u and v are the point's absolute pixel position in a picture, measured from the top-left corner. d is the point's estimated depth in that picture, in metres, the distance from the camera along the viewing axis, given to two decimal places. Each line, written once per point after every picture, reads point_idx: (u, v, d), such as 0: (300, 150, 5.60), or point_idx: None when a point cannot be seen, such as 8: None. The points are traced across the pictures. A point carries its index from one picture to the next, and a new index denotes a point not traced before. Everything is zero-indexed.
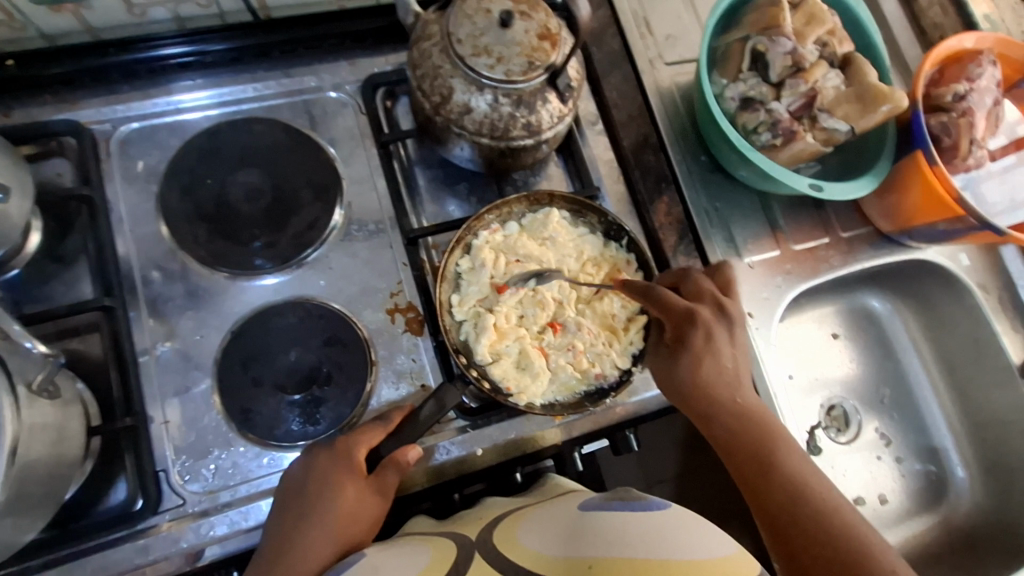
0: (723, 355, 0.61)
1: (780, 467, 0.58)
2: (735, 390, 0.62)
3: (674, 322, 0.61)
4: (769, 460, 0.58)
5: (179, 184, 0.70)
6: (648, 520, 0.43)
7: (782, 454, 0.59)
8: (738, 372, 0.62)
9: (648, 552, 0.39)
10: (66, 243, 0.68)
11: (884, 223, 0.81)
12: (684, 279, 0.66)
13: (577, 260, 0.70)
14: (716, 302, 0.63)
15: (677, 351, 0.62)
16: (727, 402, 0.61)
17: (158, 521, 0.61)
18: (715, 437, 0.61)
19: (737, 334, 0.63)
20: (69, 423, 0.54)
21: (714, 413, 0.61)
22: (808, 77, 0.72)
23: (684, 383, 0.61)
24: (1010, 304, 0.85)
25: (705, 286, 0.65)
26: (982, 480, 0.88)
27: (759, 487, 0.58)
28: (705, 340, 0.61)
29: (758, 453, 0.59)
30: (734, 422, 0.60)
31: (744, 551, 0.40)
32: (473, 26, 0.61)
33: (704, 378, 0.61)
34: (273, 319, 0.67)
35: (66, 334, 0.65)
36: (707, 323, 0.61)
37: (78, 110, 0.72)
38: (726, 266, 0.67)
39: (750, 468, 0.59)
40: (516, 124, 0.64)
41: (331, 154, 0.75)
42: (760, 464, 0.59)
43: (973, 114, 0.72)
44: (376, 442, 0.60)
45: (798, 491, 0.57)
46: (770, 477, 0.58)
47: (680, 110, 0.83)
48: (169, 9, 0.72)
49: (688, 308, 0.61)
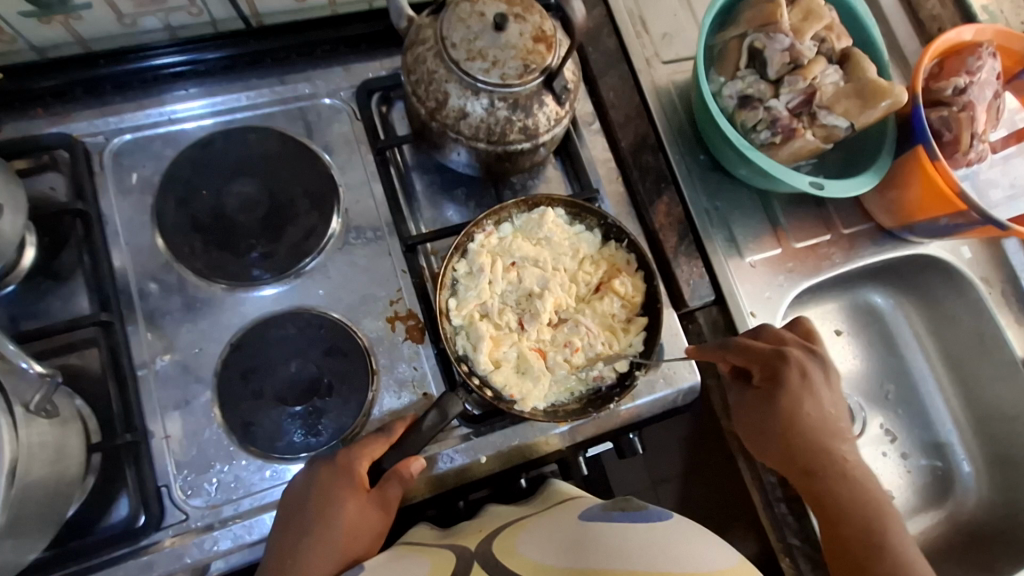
0: (824, 400, 0.62)
1: (885, 530, 0.58)
2: (837, 442, 0.62)
3: (763, 363, 0.62)
4: (874, 521, 0.59)
5: (174, 195, 0.69)
6: (649, 532, 0.42)
7: (891, 522, 0.59)
8: (838, 418, 0.63)
9: (648, 563, 0.39)
10: (60, 258, 0.67)
11: (886, 219, 0.80)
12: (761, 328, 0.66)
13: (573, 256, 0.69)
14: (803, 346, 0.65)
15: (773, 392, 0.62)
16: (833, 459, 0.61)
17: (160, 537, 0.60)
18: (815, 496, 0.61)
19: (830, 374, 0.64)
20: (68, 441, 0.54)
21: (824, 469, 0.61)
22: (807, 74, 0.71)
23: (778, 426, 0.62)
24: (1013, 296, 0.84)
25: (784, 332, 0.66)
26: (987, 474, 0.88)
27: (862, 547, 0.58)
28: (802, 381, 0.61)
29: (862, 512, 0.59)
30: (841, 480, 0.60)
31: (744, 562, 0.40)
32: (467, 30, 0.60)
33: (810, 424, 0.61)
34: (272, 330, 0.67)
35: (63, 350, 0.64)
36: (800, 364, 0.62)
37: (70, 123, 0.71)
38: (801, 319, 0.69)
39: (854, 532, 0.58)
40: (513, 127, 0.63)
41: (326, 162, 0.74)
42: (862, 534, 0.58)
43: (974, 108, 0.72)
44: (378, 454, 0.59)
45: (900, 552, 0.57)
46: (880, 540, 0.58)
47: (678, 109, 0.82)
48: (160, 19, 0.71)
49: (777, 350, 0.62)
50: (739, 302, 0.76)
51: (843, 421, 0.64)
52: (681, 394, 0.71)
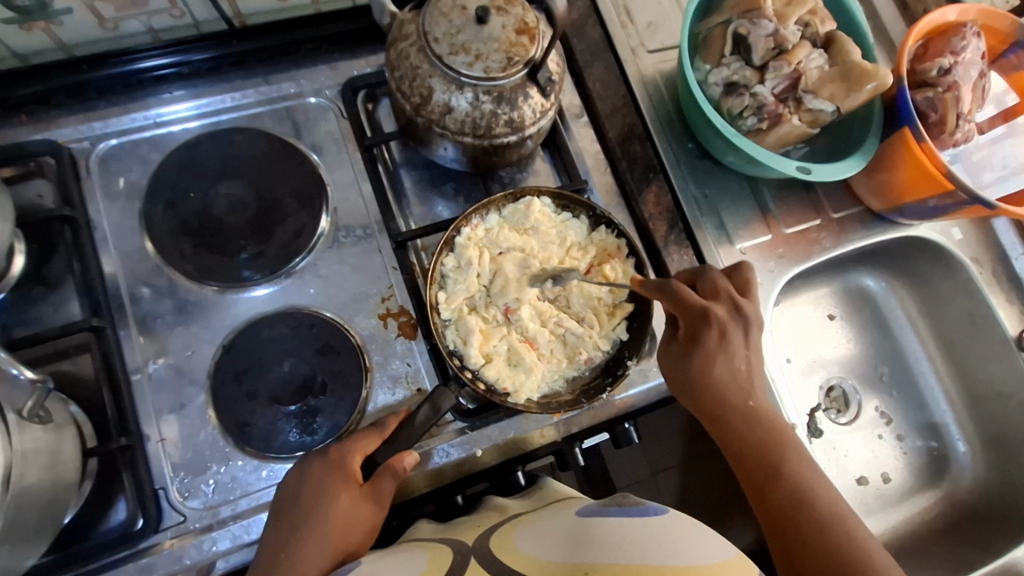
0: (737, 356, 0.63)
1: (783, 465, 0.60)
2: (746, 392, 0.63)
3: (689, 318, 0.63)
4: (770, 461, 0.60)
5: (162, 199, 0.69)
6: (646, 528, 0.43)
7: (790, 458, 0.60)
8: (751, 370, 0.63)
9: (644, 559, 0.39)
10: (51, 265, 0.67)
11: (875, 201, 0.80)
12: (699, 278, 0.66)
13: (560, 245, 0.70)
14: (732, 301, 0.64)
15: (690, 349, 0.63)
16: (735, 406, 0.62)
17: (160, 539, 0.61)
18: (722, 438, 0.63)
19: (751, 327, 0.64)
20: (63, 447, 0.54)
21: (730, 417, 0.62)
22: (791, 59, 0.71)
23: (701, 381, 0.63)
24: (1003, 276, 0.85)
25: (721, 284, 0.65)
26: (982, 453, 0.89)
27: (761, 489, 0.59)
28: (720, 340, 0.62)
29: (761, 452, 0.61)
30: (744, 424, 0.62)
31: (743, 556, 0.40)
32: (449, 24, 0.60)
33: (718, 377, 0.62)
34: (265, 330, 0.67)
35: (56, 357, 0.64)
36: (722, 322, 0.62)
37: (55, 130, 0.71)
38: (742, 267, 0.67)
39: (753, 471, 0.60)
40: (498, 121, 0.63)
41: (314, 161, 0.74)
42: (764, 467, 0.60)
43: (959, 88, 0.72)
44: (370, 449, 0.60)
45: (800, 488, 0.58)
46: (774, 477, 0.59)
47: (664, 98, 0.82)
48: (143, 22, 0.71)
49: (705, 308, 0.62)
50: None
51: (757, 371, 0.64)
52: None
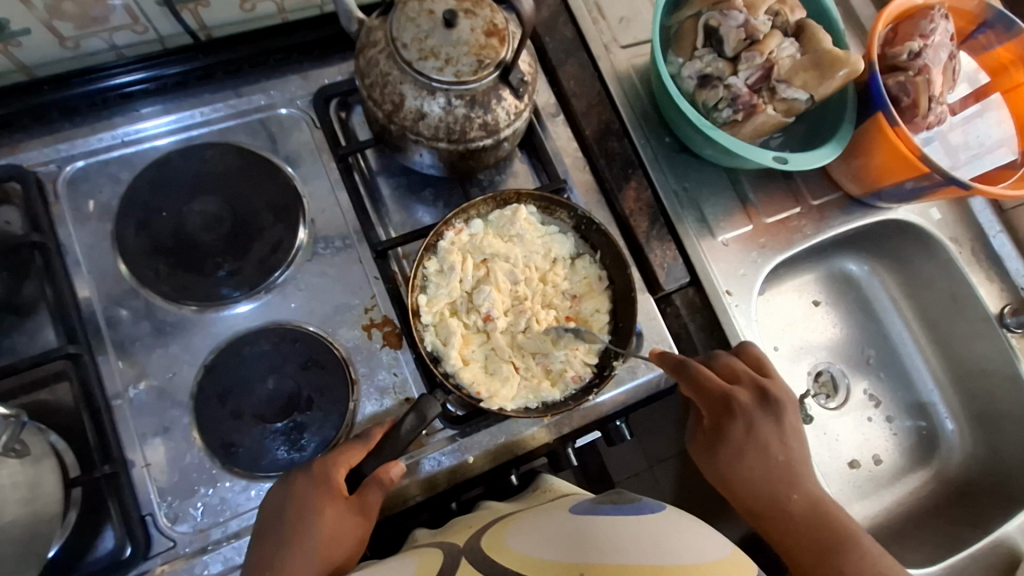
0: (770, 445, 0.62)
1: (844, 570, 0.57)
2: (788, 485, 0.62)
3: (711, 407, 0.63)
4: (832, 558, 0.58)
5: (134, 219, 0.68)
6: (642, 527, 0.42)
7: (852, 559, 0.58)
8: (790, 458, 0.62)
9: (641, 557, 0.39)
10: (22, 292, 0.65)
11: (853, 187, 0.81)
12: (715, 359, 0.66)
13: (544, 258, 0.69)
14: (755, 383, 0.64)
15: (715, 443, 0.63)
16: (783, 504, 0.61)
17: (150, 566, 0.60)
18: (771, 537, 0.62)
19: (784, 422, 0.63)
20: (42, 480, 0.53)
21: (770, 515, 0.61)
22: (763, 49, 0.71)
23: (725, 477, 0.63)
24: (982, 254, 0.86)
25: (739, 366, 0.65)
26: (971, 431, 0.89)
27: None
28: (746, 434, 0.62)
29: (821, 551, 0.59)
30: (786, 522, 0.61)
31: (740, 553, 0.40)
32: (417, 29, 0.59)
33: (754, 471, 0.62)
34: (246, 347, 0.66)
35: (33, 386, 0.63)
36: (745, 412, 0.62)
37: (20, 154, 0.69)
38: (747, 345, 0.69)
39: (812, 565, 0.59)
40: (472, 124, 0.62)
41: (289, 173, 0.73)
42: (824, 564, 0.58)
43: (929, 71, 0.72)
44: (356, 461, 0.59)
45: None
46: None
47: (640, 92, 0.82)
48: (105, 39, 0.70)
49: (725, 395, 0.62)
50: (714, 282, 0.76)
51: (797, 458, 0.63)
52: (663, 377, 0.71)
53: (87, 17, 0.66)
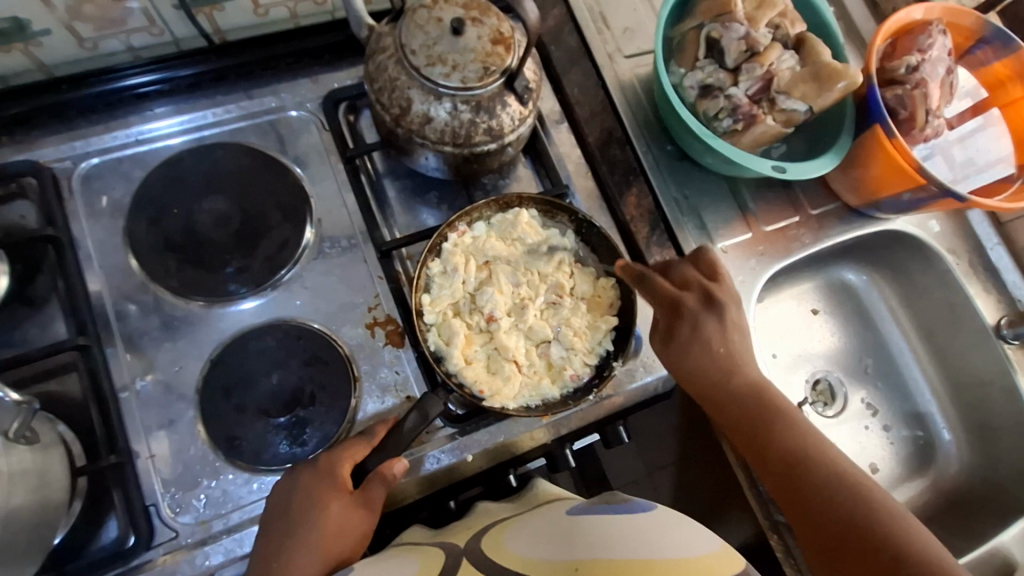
0: (713, 340, 0.65)
1: (773, 429, 0.62)
2: (727, 373, 0.65)
3: (663, 311, 0.65)
4: (763, 430, 0.63)
5: (146, 215, 0.70)
6: (633, 524, 0.43)
7: (780, 425, 0.63)
8: (731, 351, 0.65)
9: (633, 553, 0.40)
10: (35, 285, 0.67)
11: (851, 197, 0.82)
12: (670, 270, 0.69)
13: (543, 259, 0.70)
14: (704, 290, 0.66)
15: (666, 341, 0.66)
16: (724, 384, 0.65)
17: (151, 555, 0.61)
18: (717, 413, 0.66)
19: (728, 320, 0.65)
20: (51, 467, 0.54)
21: (720, 396, 0.65)
22: (763, 61, 0.72)
23: (680, 371, 0.66)
24: (980, 265, 0.87)
25: (690, 274, 0.68)
26: (968, 441, 0.90)
27: (762, 456, 0.62)
28: (694, 332, 0.64)
29: (755, 422, 0.63)
30: (727, 399, 0.65)
31: (729, 548, 0.41)
32: (426, 36, 0.61)
33: (696, 363, 0.65)
34: (252, 343, 0.67)
35: (43, 376, 0.64)
36: (693, 313, 0.64)
37: (36, 150, 0.71)
38: (706, 251, 0.70)
39: (751, 437, 0.63)
40: (478, 129, 0.64)
41: (297, 174, 0.74)
42: (755, 430, 0.63)
43: (926, 85, 0.73)
44: (360, 456, 0.60)
45: (799, 454, 0.61)
46: (771, 444, 0.62)
47: (642, 102, 0.83)
48: (122, 40, 0.72)
49: (673, 297, 0.65)
50: None
51: (738, 351, 0.66)
52: (661, 381, 0.72)
53: (106, 20, 0.68)
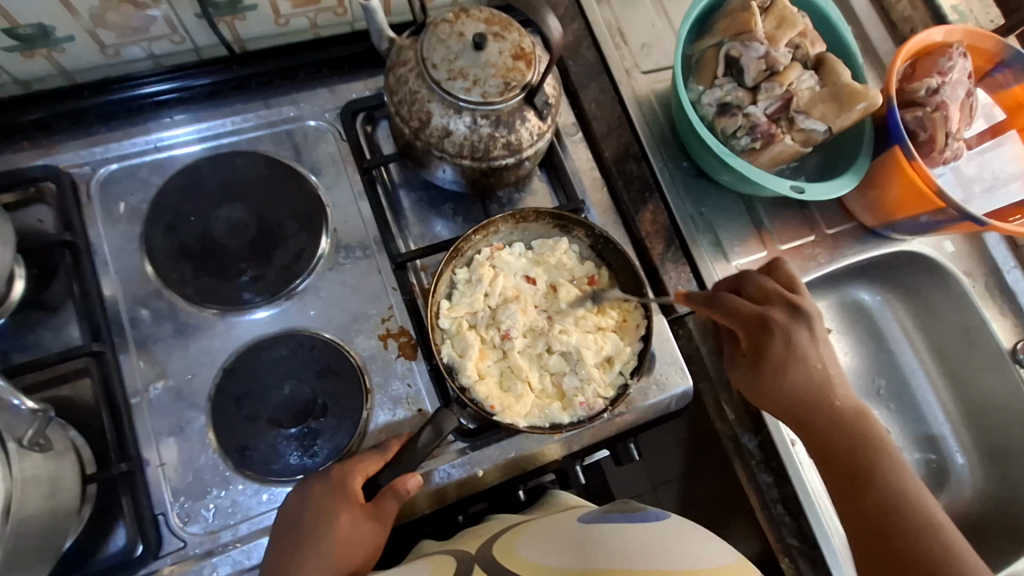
0: (811, 356, 0.66)
1: (873, 467, 0.62)
2: (831, 392, 0.66)
3: (748, 329, 0.66)
4: (862, 459, 0.63)
5: (162, 223, 0.70)
6: (647, 534, 0.43)
7: (885, 463, 0.62)
8: (829, 371, 0.67)
9: (648, 563, 0.39)
10: (50, 290, 0.67)
11: (868, 218, 0.81)
12: (744, 282, 0.69)
13: (569, 272, 0.71)
14: (785, 300, 0.67)
15: (757, 361, 0.66)
16: (828, 404, 0.65)
17: (159, 565, 0.60)
18: (812, 438, 0.66)
19: (817, 332, 0.67)
20: (63, 475, 0.54)
21: (809, 411, 0.65)
22: (782, 80, 0.72)
23: (770, 393, 0.66)
24: (995, 288, 0.86)
25: (767, 285, 0.68)
26: (981, 466, 0.89)
27: (852, 481, 0.63)
28: (786, 350, 0.65)
29: (853, 450, 0.64)
30: (819, 416, 0.65)
31: (743, 560, 0.40)
32: (447, 50, 0.61)
33: (797, 383, 0.65)
34: (264, 353, 0.67)
35: (56, 381, 0.64)
36: (784, 329, 0.65)
37: (55, 155, 0.71)
38: (781, 265, 0.71)
39: (846, 466, 0.63)
40: (496, 143, 0.64)
41: (314, 183, 0.74)
42: (853, 460, 0.63)
43: (947, 108, 0.73)
44: (372, 470, 0.60)
45: (891, 484, 0.61)
46: (867, 475, 0.62)
47: (659, 118, 0.83)
48: (144, 48, 0.72)
49: (761, 314, 0.65)
50: None
51: (835, 372, 0.67)
52: (674, 399, 0.71)
53: (128, 27, 0.69)
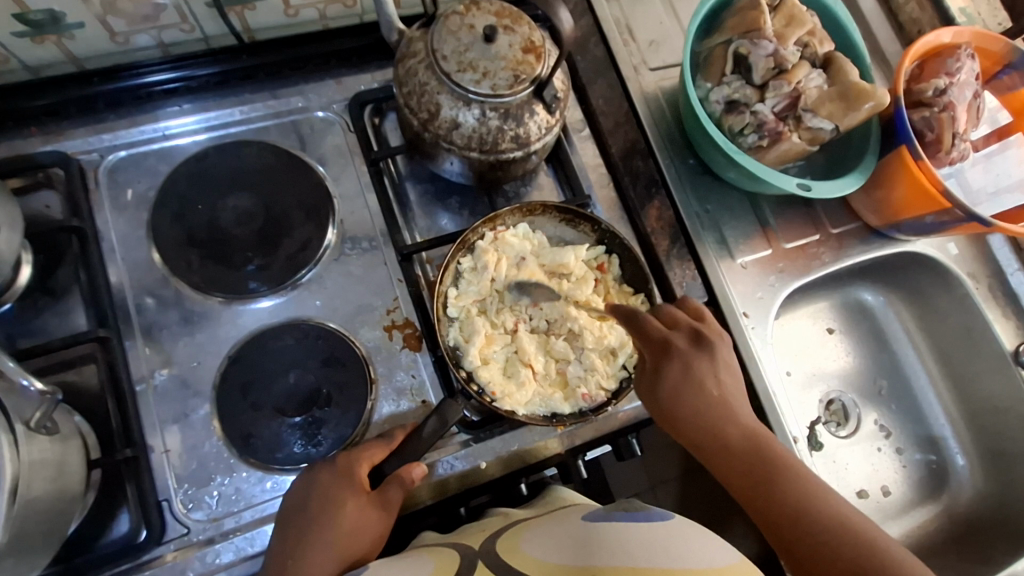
0: (706, 381, 0.60)
1: (778, 493, 0.56)
2: (724, 418, 0.60)
3: (652, 350, 0.61)
4: (764, 487, 0.57)
5: (170, 210, 0.70)
6: (651, 532, 0.43)
7: (787, 489, 0.56)
8: (724, 394, 0.60)
9: (652, 560, 0.40)
10: (57, 275, 0.67)
11: (872, 217, 0.82)
12: (659, 308, 0.65)
13: (580, 260, 0.70)
14: (691, 331, 0.62)
15: (654, 383, 0.61)
16: (721, 434, 0.59)
17: (162, 551, 0.60)
18: (711, 468, 0.60)
19: (718, 361, 0.61)
20: (69, 458, 0.54)
21: (713, 446, 0.59)
22: (791, 78, 0.73)
23: (671, 415, 0.60)
24: (1000, 291, 0.86)
25: (678, 316, 0.64)
26: (982, 468, 0.89)
27: (766, 518, 0.56)
28: (683, 375, 0.60)
29: (751, 480, 0.57)
30: (722, 446, 0.59)
31: (747, 560, 0.40)
32: (457, 42, 0.61)
33: (690, 407, 0.59)
34: (270, 341, 0.67)
35: (62, 366, 0.65)
36: (682, 355, 0.60)
37: (64, 141, 0.71)
38: (688, 299, 0.68)
39: (752, 491, 0.57)
40: (504, 136, 0.64)
41: (320, 173, 0.75)
42: (760, 493, 0.57)
43: (954, 109, 0.73)
44: (378, 459, 0.60)
45: (808, 509, 0.55)
46: (779, 507, 0.56)
47: (666, 114, 0.84)
48: (153, 36, 0.73)
49: (663, 337, 0.61)
50: (732, 303, 0.77)
51: (731, 394, 0.61)
52: None
53: (139, 15, 0.69)
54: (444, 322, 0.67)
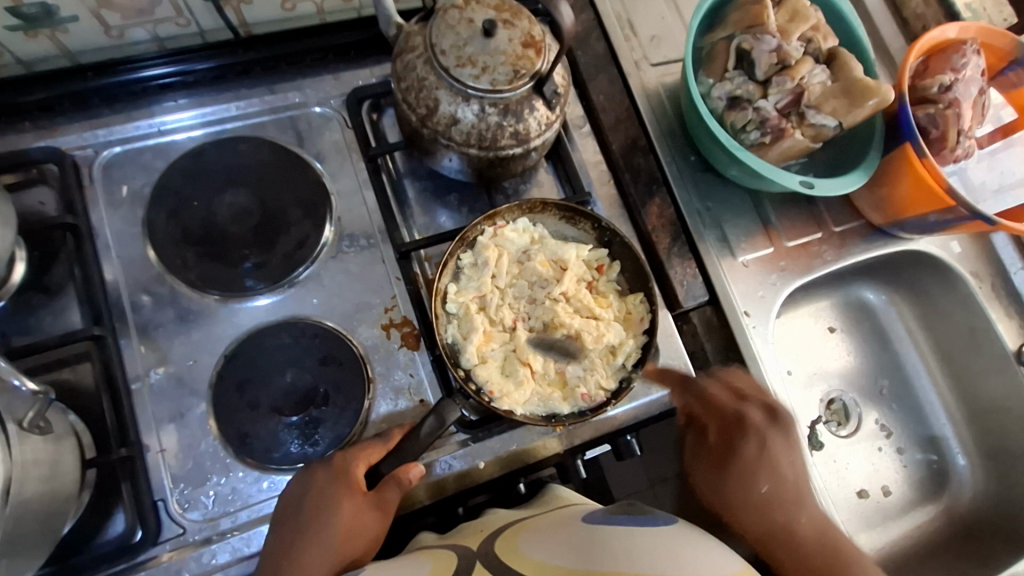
0: (782, 463, 0.65)
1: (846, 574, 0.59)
2: (795, 502, 0.64)
3: (721, 424, 0.68)
4: (832, 567, 0.60)
5: (165, 207, 0.69)
6: (654, 538, 0.43)
7: (854, 572, 0.59)
8: (799, 478, 0.66)
9: (655, 566, 0.39)
10: (52, 272, 0.67)
11: (876, 216, 0.81)
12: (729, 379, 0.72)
13: (581, 260, 0.70)
14: (763, 405, 0.69)
15: (724, 461, 0.66)
16: (789, 518, 0.63)
17: (158, 551, 0.60)
18: (776, 552, 0.63)
19: (791, 437, 0.67)
20: (63, 458, 0.53)
21: (778, 531, 0.63)
22: (794, 74, 0.72)
23: (732, 499, 0.65)
24: (1003, 290, 0.85)
25: (750, 391, 0.71)
26: (983, 468, 0.89)
27: None
28: (757, 451, 0.66)
29: (820, 562, 0.60)
30: (788, 532, 0.63)
31: (750, 569, 0.41)
32: (456, 37, 0.60)
33: (759, 490, 0.64)
34: (267, 340, 0.66)
35: (57, 364, 0.64)
36: (756, 430, 0.67)
37: (59, 137, 0.70)
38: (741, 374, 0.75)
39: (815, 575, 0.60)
40: (504, 133, 0.63)
41: (318, 170, 0.74)
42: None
43: (959, 105, 0.72)
44: (375, 459, 0.60)
45: None
46: None
47: (667, 110, 0.83)
48: (148, 30, 0.71)
49: (738, 414, 0.68)
50: (733, 302, 0.76)
51: (806, 484, 0.66)
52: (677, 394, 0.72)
53: (133, 9, 0.67)
54: (443, 319, 0.66)
